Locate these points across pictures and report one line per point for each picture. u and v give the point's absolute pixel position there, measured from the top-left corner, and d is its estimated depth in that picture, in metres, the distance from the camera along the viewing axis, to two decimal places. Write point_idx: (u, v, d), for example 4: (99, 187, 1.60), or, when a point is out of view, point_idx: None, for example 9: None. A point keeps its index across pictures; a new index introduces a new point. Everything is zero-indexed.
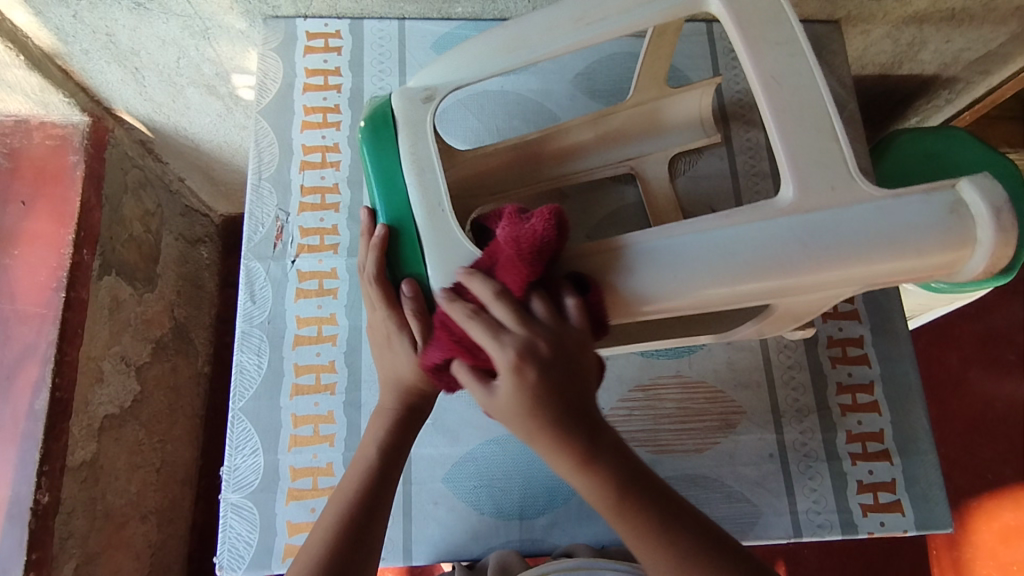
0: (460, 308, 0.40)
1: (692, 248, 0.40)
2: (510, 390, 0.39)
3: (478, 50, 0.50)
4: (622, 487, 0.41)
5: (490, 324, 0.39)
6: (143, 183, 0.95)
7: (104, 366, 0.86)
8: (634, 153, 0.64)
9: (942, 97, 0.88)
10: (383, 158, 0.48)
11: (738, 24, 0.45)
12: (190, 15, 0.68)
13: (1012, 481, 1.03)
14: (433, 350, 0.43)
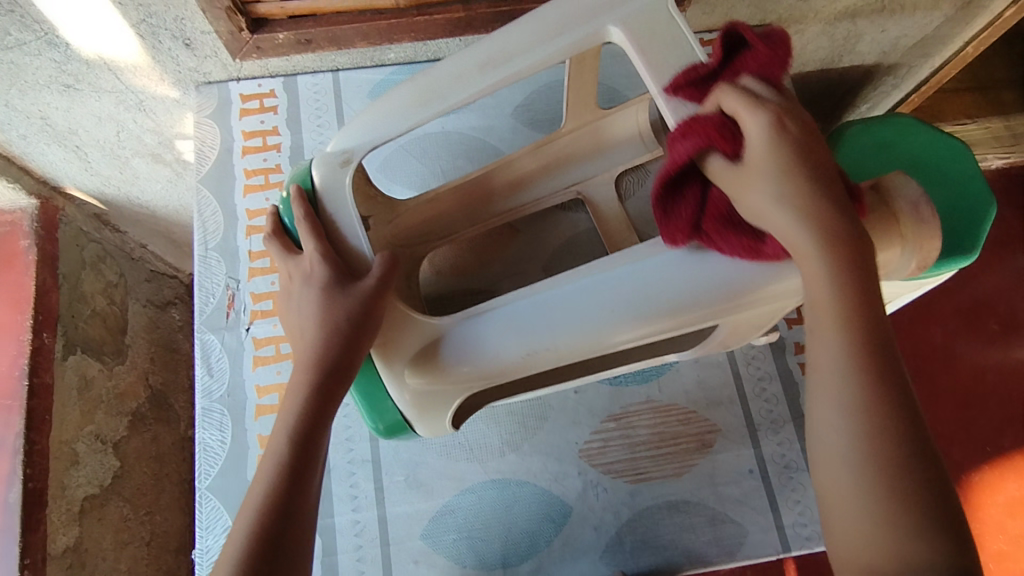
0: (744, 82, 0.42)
1: (625, 281, 0.44)
2: (764, 149, 0.40)
3: (388, 106, 0.50)
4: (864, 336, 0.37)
5: (748, 97, 0.41)
6: (102, 257, 0.94)
7: (78, 447, 0.84)
8: (578, 177, 0.63)
9: (888, 84, 0.88)
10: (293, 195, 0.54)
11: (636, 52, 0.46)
12: (121, 90, 0.68)
13: (1011, 452, 1.02)
14: (682, 143, 0.43)
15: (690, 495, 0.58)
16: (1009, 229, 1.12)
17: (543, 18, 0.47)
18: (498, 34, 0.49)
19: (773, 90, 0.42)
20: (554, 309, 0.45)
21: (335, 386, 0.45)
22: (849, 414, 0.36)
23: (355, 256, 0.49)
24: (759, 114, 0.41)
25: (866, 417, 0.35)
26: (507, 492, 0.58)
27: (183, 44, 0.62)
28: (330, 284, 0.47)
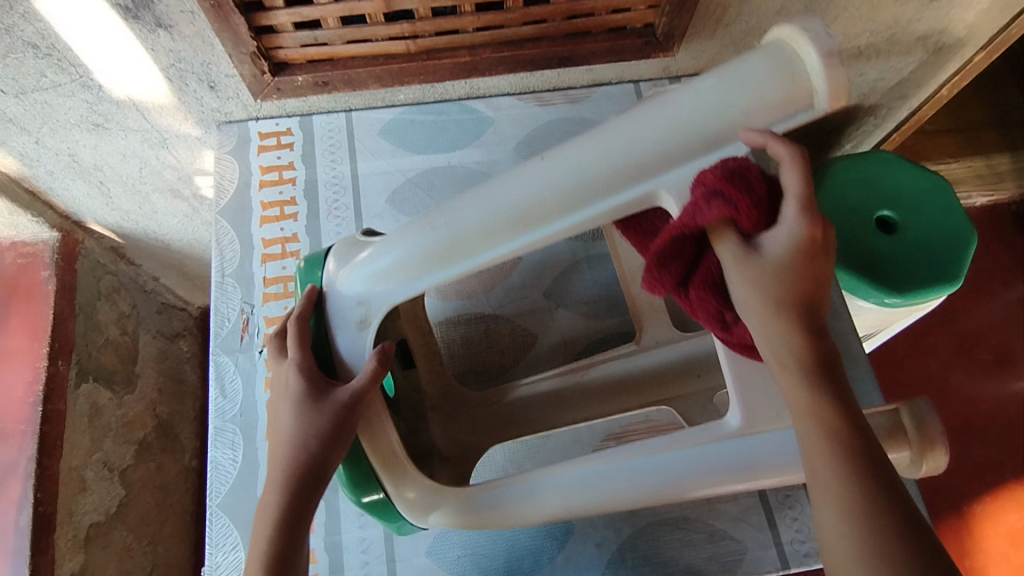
0: (777, 145, 0.42)
1: (650, 468, 0.46)
2: (786, 245, 0.41)
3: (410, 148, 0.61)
4: (836, 417, 0.38)
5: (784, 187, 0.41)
6: (117, 288, 0.97)
7: (87, 474, 0.85)
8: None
9: (869, 123, 0.92)
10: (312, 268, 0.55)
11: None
12: (147, 129, 0.72)
13: (1010, 482, 1.03)
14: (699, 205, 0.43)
15: (689, 512, 0.60)
16: (995, 262, 1.15)
17: (587, 176, 0.47)
18: (530, 189, 0.48)
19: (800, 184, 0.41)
20: (564, 495, 0.47)
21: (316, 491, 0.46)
22: (833, 482, 0.36)
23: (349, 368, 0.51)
24: (790, 203, 0.41)
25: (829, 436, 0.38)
26: None
27: (207, 86, 0.67)
28: (312, 394, 0.48)
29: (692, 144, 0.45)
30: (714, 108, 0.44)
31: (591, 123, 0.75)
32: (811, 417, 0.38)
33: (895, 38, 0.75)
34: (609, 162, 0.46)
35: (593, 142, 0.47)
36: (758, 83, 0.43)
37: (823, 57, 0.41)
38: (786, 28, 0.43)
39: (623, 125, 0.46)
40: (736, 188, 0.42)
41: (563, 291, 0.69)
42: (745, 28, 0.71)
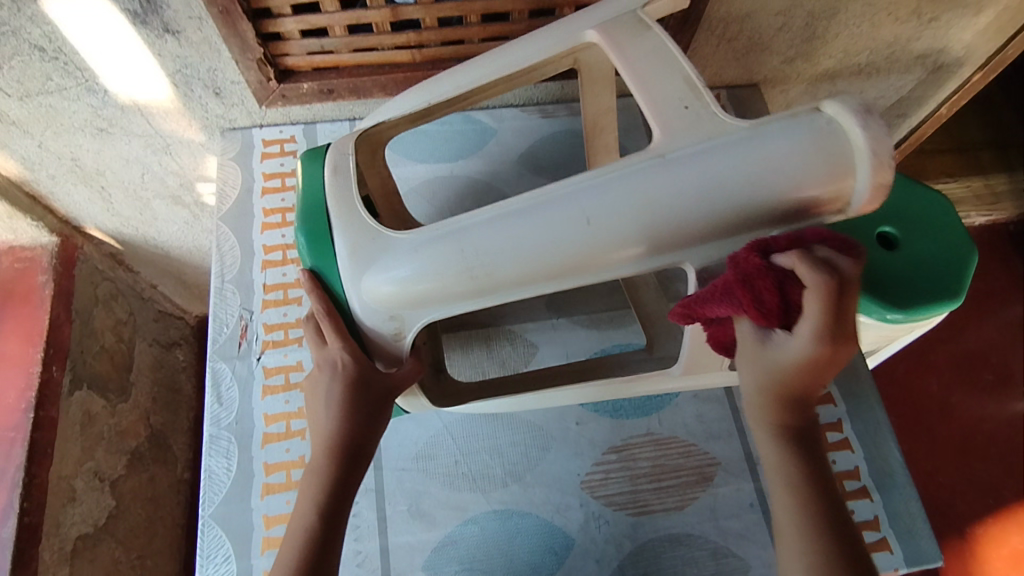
0: (809, 273, 0.39)
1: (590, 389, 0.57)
2: (795, 361, 0.41)
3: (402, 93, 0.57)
4: (804, 482, 0.43)
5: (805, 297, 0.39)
6: (114, 295, 0.96)
7: (76, 484, 0.84)
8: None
9: None
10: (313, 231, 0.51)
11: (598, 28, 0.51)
12: (151, 134, 0.72)
13: (1012, 503, 1.01)
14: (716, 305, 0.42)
15: (691, 528, 0.59)
16: (994, 282, 1.15)
17: (632, 232, 0.43)
18: (569, 236, 0.43)
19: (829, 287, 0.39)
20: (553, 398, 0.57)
21: (356, 465, 0.50)
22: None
23: (377, 347, 0.50)
24: (809, 329, 0.40)
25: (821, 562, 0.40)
26: (510, 524, 0.59)
27: (213, 93, 0.67)
28: (356, 380, 0.49)
29: (734, 210, 0.42)
30: (767, 179, 0.42)
31: None
32: (780, 467, 0.44)
33: (894, 57, 0.76)
34: (656, 221, 0.43)
35: (639, 190, 0.42)
36: (808, 172, 0.41)
37: (878, 160, 0.40)
38: (845, 114, 0.41)
39: (676, 181, 0.42)
40: (752, 292, 0.40)
41: (565, 301, 0.69)
42: (746, 43, 0.71)
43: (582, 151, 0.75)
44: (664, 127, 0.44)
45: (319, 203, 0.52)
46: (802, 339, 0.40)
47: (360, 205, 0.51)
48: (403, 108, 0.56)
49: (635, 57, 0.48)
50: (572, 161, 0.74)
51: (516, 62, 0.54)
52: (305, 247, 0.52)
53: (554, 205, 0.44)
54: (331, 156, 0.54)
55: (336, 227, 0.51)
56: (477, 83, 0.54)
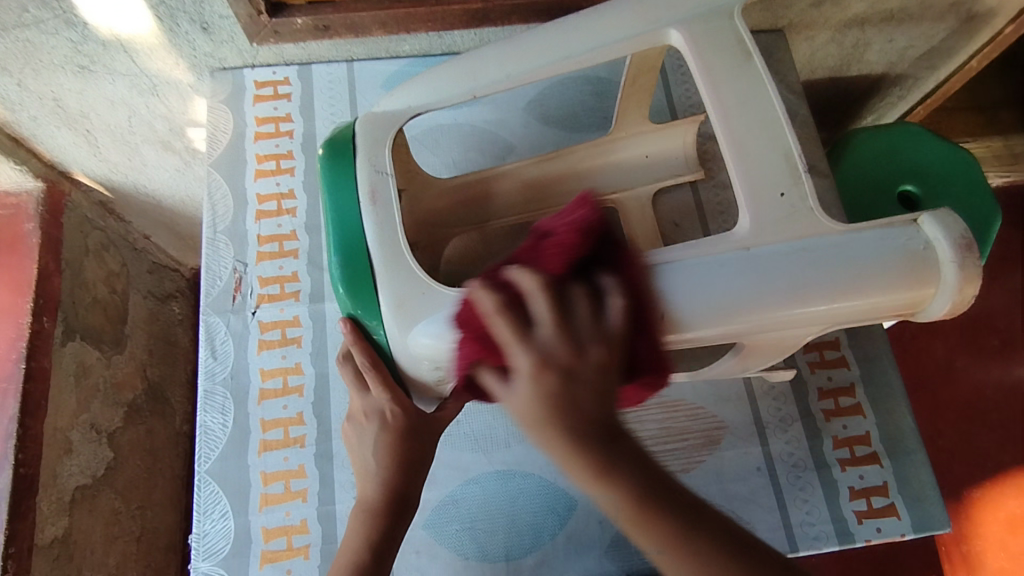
0: (487, 295, 0.36)
1: None
2: (527, 389, 0.34)
3: (441, 79, 0.51)
4: (621, 477, 0.35)
5: (552, 320, 0.34)
6: (106, 245, 0.93)
7: (72, 436, 0.83)
8: (613, 185, 0.64)
9: (894, 94, 0.88)
10: (350, 268, 0.47)
11: (694, 59, 0.47)
12: (136, 73, 0.68)
13: (1014, 469, 1.00)
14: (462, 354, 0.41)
15: (696, 491, 0.58)
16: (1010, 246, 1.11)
17: (708, 323, 0.42)
18: None
19: (556, 307, 0.34)
20: None
21: (403, 513, 0.50)
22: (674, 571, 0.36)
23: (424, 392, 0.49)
24: (513, 343, 0.34)
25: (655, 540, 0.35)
26: (512, 484, 0.58)
27: (200, 28, 0.62)
28: (407, 431, 0.49)
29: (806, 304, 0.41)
30: (847, 284, 0.41)
31: (605, 82, 0.72)
32: (627, 510, 0.35)
33: (929, 2, 0.71)
34: (731, 316, 0.41)
35: (718, 282, 0.41)
36: (894, 274, 0.41)
37: (963, 273, 0.41)
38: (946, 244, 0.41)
39: (761, 277, 0.41)
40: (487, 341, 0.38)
41: None
42: None
43: (592, 99, 0.71)
44: (754, 212, 0.43)
45: (356, 240, 0.47)
46: (515, 357, 0.34)
47: (407, 251, 0.46)
48: (441, 97, 0.51)
49: (728, 104, 0.45)
50: (582, 109, 0.70)
51: (579, 56, 0.49)
52: (341, 284, 0.47)
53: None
54: (367, 180, 0.48)
55: (380, 280, 0.46)
56: (530, 77, 0.50)
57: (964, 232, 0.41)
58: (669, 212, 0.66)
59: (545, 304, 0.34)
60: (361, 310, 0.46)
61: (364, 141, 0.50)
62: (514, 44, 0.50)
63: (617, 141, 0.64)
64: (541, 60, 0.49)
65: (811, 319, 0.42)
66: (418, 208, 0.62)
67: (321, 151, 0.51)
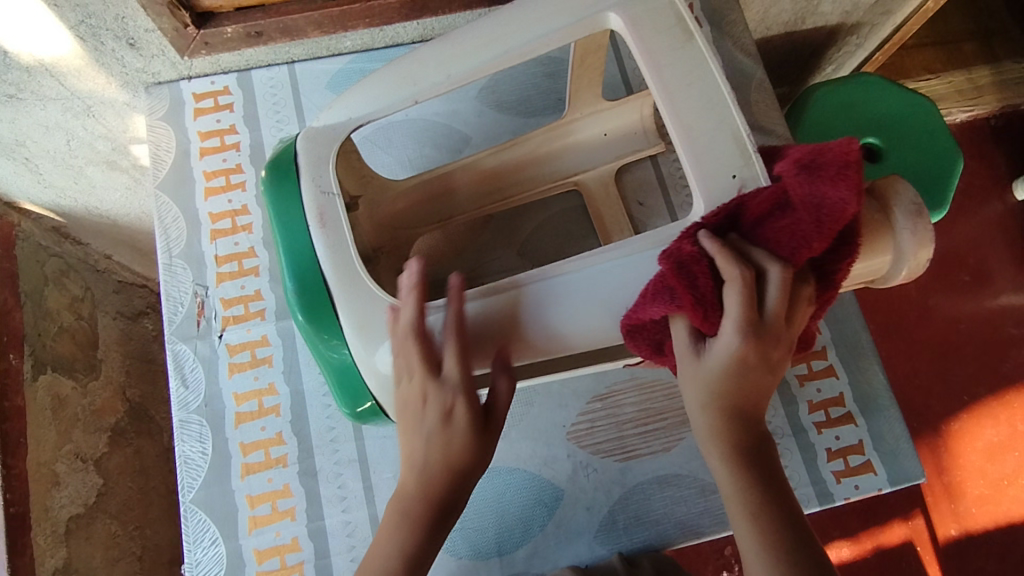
0: (734, 269, 0.37)
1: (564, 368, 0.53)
2: (723, 365, 0.39)
3: (379, 87, 0.49)
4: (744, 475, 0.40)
5: (746, 302, 0.38)
6: (65, 271, 0.91)
7: (58, 468, 0.82)
8: (576, 167, 0.63)
9: (851, 43, 0.85)
10: (307, 288, 0.46)
11: (636, 41, 0.45)
12: (67, 97, 0.65)
13: (989, 399, 0.96)
14: (653, 307, 0.40)
15: (679, 468, 0.59)
16: (978, 183, 1.05)
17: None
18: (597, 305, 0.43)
19: (781, 301, 0.38)
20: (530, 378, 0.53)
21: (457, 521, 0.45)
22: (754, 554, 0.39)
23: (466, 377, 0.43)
24: (734, 327, 0.38)
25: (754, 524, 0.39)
26: (498, 480, 0.58)
27: (127, 44, 0.59)
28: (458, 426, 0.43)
29: None
30: None
31: (556, 62, 0.70)
32: (742, 498, 0.40)
33: None
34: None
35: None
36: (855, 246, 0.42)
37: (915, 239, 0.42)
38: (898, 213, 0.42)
39: None
40: (687, 290, 0.38)
41: (537, 247, 0.66)
42: None
43: (545, 81, 0.69)
44: (707, 196, 0.42)
45: (310, 265, 0.46)
46: (729, 338, 0.39)
47: (363, 273, 0.45)
48: (381, 104, 0.49)
49: (674, 84, 0.44)
50: (535, 93, 0.69)
51: (520, 48, 0.47)
52: (298, 306, 0.46)
53: (591, 283, 0.43)
54: (314, 202, 0.47)
55: (337, 297, 0.45)
56: (470, 73, 0.48)
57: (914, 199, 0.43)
58: (632, 190, 0.65)
59: (741, 298, 0.38)
60: (324, 335, 0.46)
61: (308, 160, 0.49)
62: (451, 43, 0.48)
63: (573, 122, 0.62)
64: (479, 53, 0.47)
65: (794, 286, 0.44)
66: (380, 211, 0.60)
67: (266, 172, 0.50)
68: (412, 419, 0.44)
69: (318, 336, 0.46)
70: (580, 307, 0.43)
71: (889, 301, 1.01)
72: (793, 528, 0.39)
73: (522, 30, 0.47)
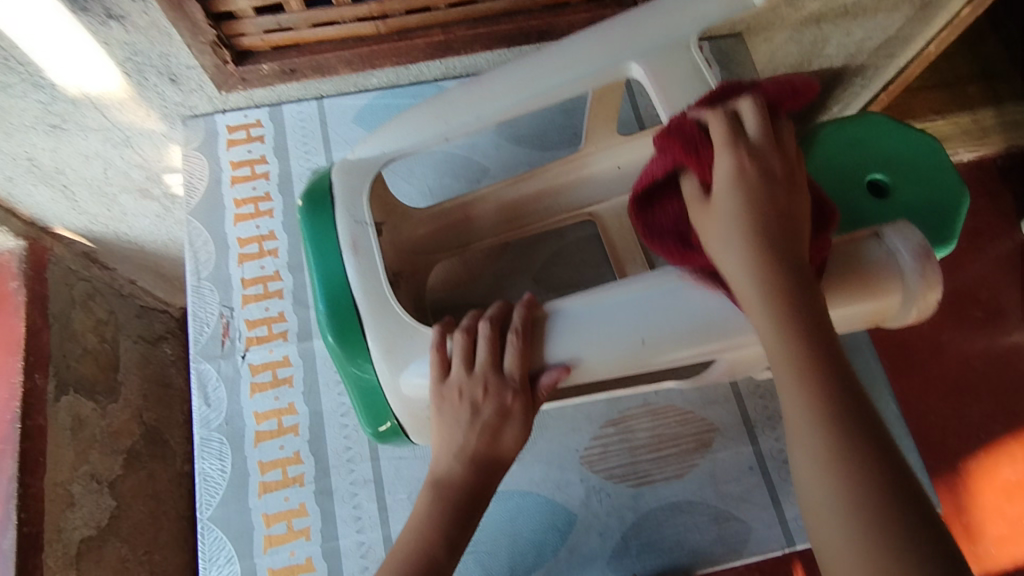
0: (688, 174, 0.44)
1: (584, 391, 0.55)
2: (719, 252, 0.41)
3: (412, 123, 0.52)
4: (799, 341, 0.37)
5: (728, 120, 0.42)
6: (92, 295, 0.94)
7: (73, 489, 0.83)
8: (590, 197, 0.65)
9: (856, 84, 0.88)
10: (339, 315, 0.47)
11: (658, 89, 0.48)
12: (108, 127, 0.68)
13: (1006, 437, 0.95)
14: (657, 162, 0.44)
15: (692, 494, 0.59)
16: (986, 221, 1.06)
17: (689, 347, 0.43)
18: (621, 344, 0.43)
19: (762, 121, 0.42)
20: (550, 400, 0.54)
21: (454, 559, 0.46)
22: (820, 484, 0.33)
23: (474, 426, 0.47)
24: (727, 145, 0.41)
25: (825, 432, 0.34)
26: (511, 504, 0.59)
27: (168, 80, 0.63)
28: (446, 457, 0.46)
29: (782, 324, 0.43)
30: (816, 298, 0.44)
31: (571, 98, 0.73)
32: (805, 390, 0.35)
33: None
34: (714, 337, 0.43)
35: (699, 305, 0.43)
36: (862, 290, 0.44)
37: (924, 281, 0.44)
38: (907, 258, 0.44)
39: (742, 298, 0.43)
40: (683, 146, 0.43)
41: (552, 274, 0.68)
42: None
43: (561, 117, 0.72)
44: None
45: (341, 292, 0.48)
46: (722, 158, 0.41)
47: (395, 303, 0.47)
48: (414, 142, 0.52)
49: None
50: (551, 128, 0.72)
51: (545, 94, 0.50)
52: (329, 331, 0.47)
53: (604, 316, 0.44)
54: (348, 233, 0.49)
55: (369, 326, 0.47)
56: (500, 116, 0.51)
57: (921, 240, 0.44)
58: None
59: (724, 125, 0.42)
60: (353, 359, 0.47)
61: (342, 193, 0.51)
62: (483, 88, 0.51)
63: (588, 155, 0.64)
64: (510, 99, 0.50)
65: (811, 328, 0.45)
66: (401, 237, 0.62)
67: (302, 203, 0.52)
68: (450, 444, 0.45)
69: (350, 360, 0.47)
70: (597, 338, 0.44)
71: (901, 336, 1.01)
72: (864, 421, 0.34)
73: (551, 76, 0.50)
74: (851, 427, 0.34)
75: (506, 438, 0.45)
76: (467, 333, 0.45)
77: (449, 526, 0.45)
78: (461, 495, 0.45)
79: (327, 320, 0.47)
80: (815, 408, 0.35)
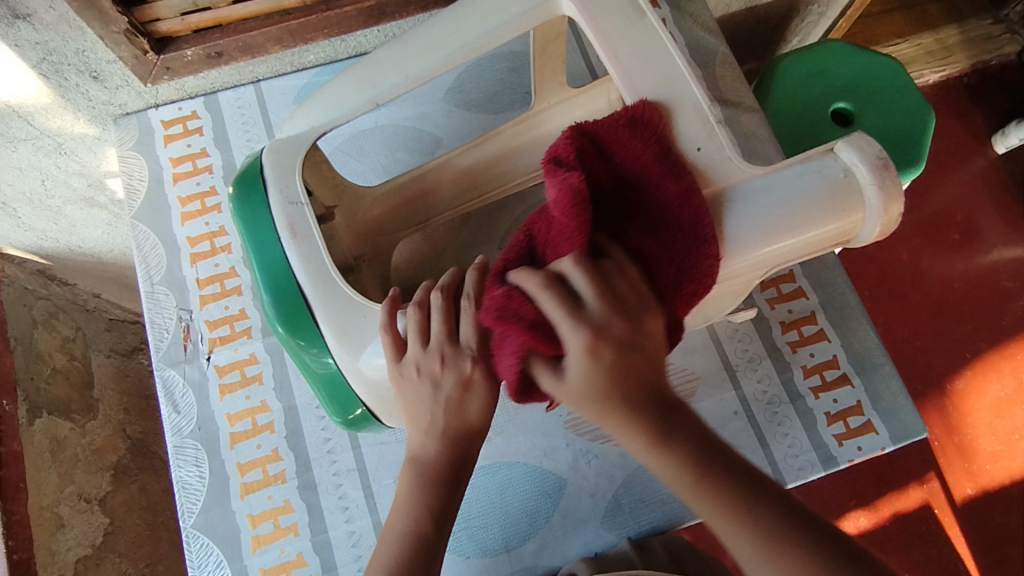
0: (533, 278, 0.35)
1: None
2: (582, 371, 0.34)
3: (340, 92, 0.49)
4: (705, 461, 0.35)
5: (566, 296, 0.35)
6: (54, 313, 0.91)
7: (61, 510, 0.82)
8: None
9: (813, 13, 0.86)
10: (284, 302, 0.46)
11: (588, 23, 0.46)
12: (36, 136, 0.64)
13: (990, 353, 0.96)
14: (504, 358, 0.36)
15: None
16: (957, 140, 1.04)
17: None
18: None
19: (591, 277, 0.35)
20: None
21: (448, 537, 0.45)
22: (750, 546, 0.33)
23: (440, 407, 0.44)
24: (563, 324, 0.34)
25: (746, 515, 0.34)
26: (500, 476, 0.58)
27: (90, 78, 0.59)
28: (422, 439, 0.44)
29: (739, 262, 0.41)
30: (778, 229, 0.40)
31: (520, 56, 0.70)
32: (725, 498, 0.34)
33: None
34: None
35: None
36: (817, 213, 0.40)
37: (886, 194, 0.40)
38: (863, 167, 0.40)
39: None
40: (518, 318, 0.35)
41: None
42: None
43: (510, 76, 0.70)
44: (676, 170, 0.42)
45: (287, 277, 0.46)
46: (570, 341, 0.34)
47: (340, 280, 0.45)
48: (344, 109, 0.49)
49: (632, 65, 0.45)
50: (503, 88, 0.69)
51: (476, 42, 0.47)
52: (276, 319, 0.46)
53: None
54: (283, 213, 0.47)
55: (317, 309, 0.45)
56: (429, 72, 0.48)
57: (878, 152, 0.40)
58: None
59: (557, 304, 0.35)
60: (308, 347, 0.46)
61: (273, 171, 0.49)
62: (406, 43, 0.48)
63: (541, 113, 0.61)
64: (438, 51, 0.47)
65: (767, 260, 0.42)
66: (356, 219, 0.60)
67: (234, 189, 0.50)
68: (420, 418, 0.44)
69: (302, 346, 0.46)
70: None
71: (880, 265, 1.00)
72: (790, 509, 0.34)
73: (479, 23, 0.47)
74: (731, 475, 0.35)
75: (472, 407, 0.43)
76: (420, 306, 0.44)
77: (432, 508, 0.44)
78: (442, 474, 0.44)
79: (272, 307, 0.45)
80: (689, 474, 0.35)
